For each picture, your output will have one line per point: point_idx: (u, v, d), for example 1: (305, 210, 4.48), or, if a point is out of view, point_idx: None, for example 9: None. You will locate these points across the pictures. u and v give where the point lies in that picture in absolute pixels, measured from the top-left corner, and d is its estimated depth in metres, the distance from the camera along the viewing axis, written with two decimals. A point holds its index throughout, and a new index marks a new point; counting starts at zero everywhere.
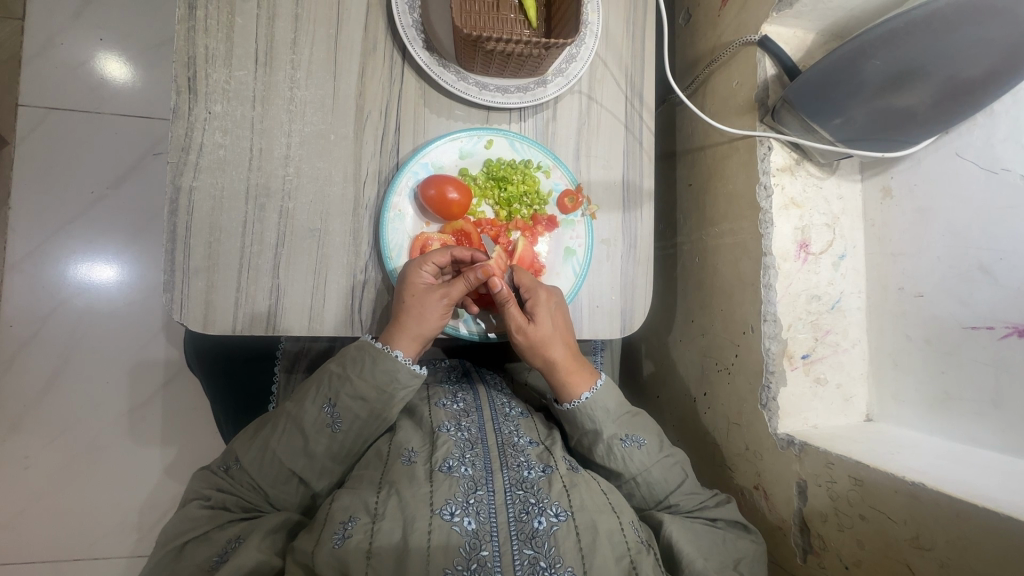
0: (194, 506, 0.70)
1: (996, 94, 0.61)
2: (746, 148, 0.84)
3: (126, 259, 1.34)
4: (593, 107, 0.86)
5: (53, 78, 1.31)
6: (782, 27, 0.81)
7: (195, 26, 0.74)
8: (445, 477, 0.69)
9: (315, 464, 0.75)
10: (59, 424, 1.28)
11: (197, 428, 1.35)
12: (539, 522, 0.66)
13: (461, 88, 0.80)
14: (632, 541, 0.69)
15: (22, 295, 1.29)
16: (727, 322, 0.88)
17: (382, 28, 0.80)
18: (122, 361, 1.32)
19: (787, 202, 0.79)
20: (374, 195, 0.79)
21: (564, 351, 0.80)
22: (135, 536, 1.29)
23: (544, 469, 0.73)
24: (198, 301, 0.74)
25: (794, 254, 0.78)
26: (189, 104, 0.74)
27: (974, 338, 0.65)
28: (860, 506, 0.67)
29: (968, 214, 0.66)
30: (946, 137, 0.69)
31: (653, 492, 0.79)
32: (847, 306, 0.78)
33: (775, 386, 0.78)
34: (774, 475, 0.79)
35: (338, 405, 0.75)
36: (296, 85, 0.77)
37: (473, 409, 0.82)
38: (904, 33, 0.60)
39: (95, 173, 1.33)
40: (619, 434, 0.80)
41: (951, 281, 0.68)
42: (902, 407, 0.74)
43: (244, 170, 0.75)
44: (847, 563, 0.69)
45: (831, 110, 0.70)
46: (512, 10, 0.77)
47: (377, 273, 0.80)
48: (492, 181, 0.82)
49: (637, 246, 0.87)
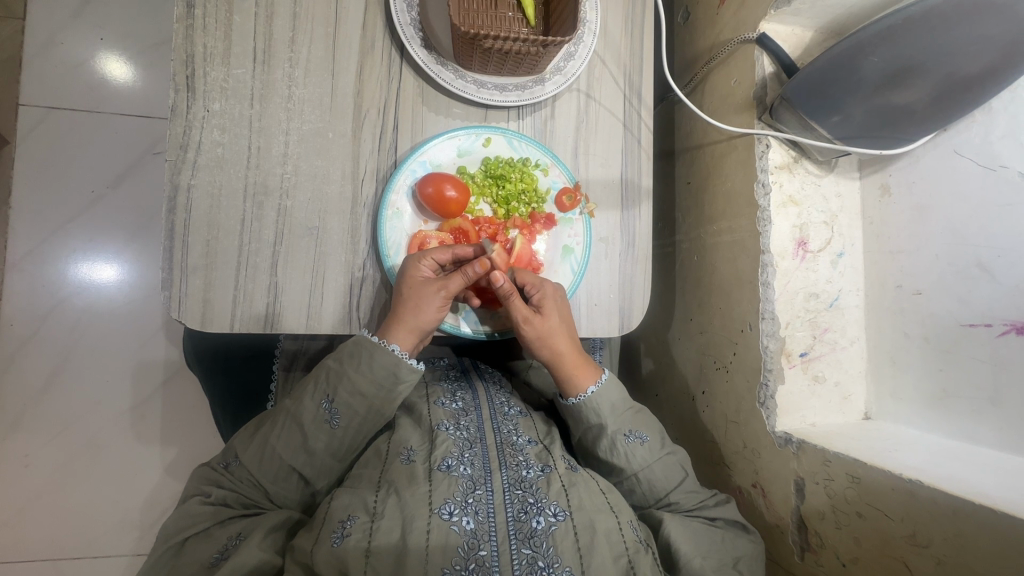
0: (195, 503, 0.70)
1: (993, 92, 0.61)
2: (744, 146, 0.84)
3: (126, 258, 1.35)
4: (591, 104, 0.86)
5: (54, 77, 1.32)
6: (780, 25, 0.81)
7: (193, 25, 0.74)
8: (444, 476, 0.69)
9: (315, 460, 0.75)
10: (59, 422, 1.29)
11: (196, 427, 1.35)
12: (538, 522, 0.66)
13: (459, 87, 0.80)
14: (631, 540, 0.68)
15: (23, 294, 1.30)
16: (725, 320, 0.88)
17: (381, 26, 0.80)
18: (122, 360, 1.32)
19: (785, 199, 0.79)
20: (373, 194, 0.80)
21: (568, 345, 0.80)
22: (135, 534, 1.29)
23: (544, 469, 0.73)
24: (196, 299, 0.74)
25: (792, 251, 0.78)
26: (187, 103, 0.74)
27: (972, 335, 0.65)
28: (857, 504, 0.67)
29: (966, 211, 0.66)
30: (944, 134, 0.69)
31: (654, 489, 0.79)
32: (845, 305, 0.78)
33: (774, 384, 0.78)
34: (773, 473, 0.79)
35: (337, 401, 0.75)
36: (294, 84, 0.77)
37: (472, 409, 0.82)
38: (902, 30, 0.60)
39: (95, 173, 1.33)
40: (623, 430, 0.80)
41: (949, 278, 0.67)
42: (900, 405, 0.74)
43: (241, 168, 0.75)
44: (844, 561, 0.68)
45: (830, 107, 0.70)
46: (510, 8, 0.77)
47: (375, 271, 0.80)
48: (491, 179, 0.82)
49: (635, 244, 0.87)
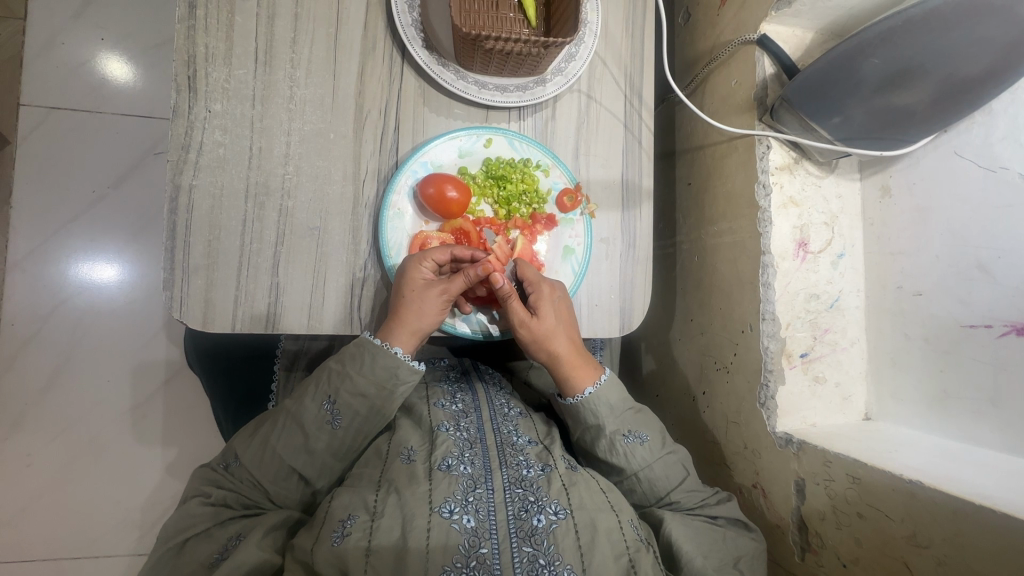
0: (195, 503, 0.70)
1: (993, 93, 0.62)
2: (745, 147, 0.84)
3: (126, 258, 1.35)
4: (592, 105, 0.86)
5: (54, 78, 1.32)
6: (781, 26, 0.81)
7: (195, 26, 0.74)
8: (444, 475, 0.69)
9: (316, 460, 0.75)
10: (60, 422, 1.29)
11: (197, 427, 1.35)
12: (538, 520, 0.66)
13: (460, 88, 0.80)
14: (631, 539, 0.68)
15: (24, 294, 1.30)
16: (726, 321, 0.88)
17: (382, 27, 0.80)
18: (122, 360, 1.33)
19: (786, 200, 0.79)
20: (374, 194, 0.80)
21: (568, 346, 0.80)
22: (135, 534, 1.29)
23: (544, 468, 0.73)
24: (198, 300, 0.74)
25: (793, 252, 0.78)
26: (189, 104, 0.74)
27: (972, 336, 0.65)
28: (858, 504, 0.67)
29: (966, 213, 0.66)
30: (944, 135, 0.69)
31: (655, 489, 0.79)
32: (846, 305, 0.78)
33: (774, 385, 0.78)
34: (773, 473, 0.79)
35: (338, 402, 0.75)
36: (295, 84, 0.77)
37: (472, 410, 0.82)
38: (901, 32, 0.61)
39: (96, 173, 1.33)
40: (622, 430, 0.80)
41: (950, 279, 0.68)
42: (900, 406, 0.74)
43: (243, 169, 0.75)
44: (845, 561, 0.69)
45: (830, 109, 0.70)
46: (511, 9, 0.77)
47: (376, 271, 0.80)
48: (491, 180, 0.82)
49: (635, 244, 0.87)
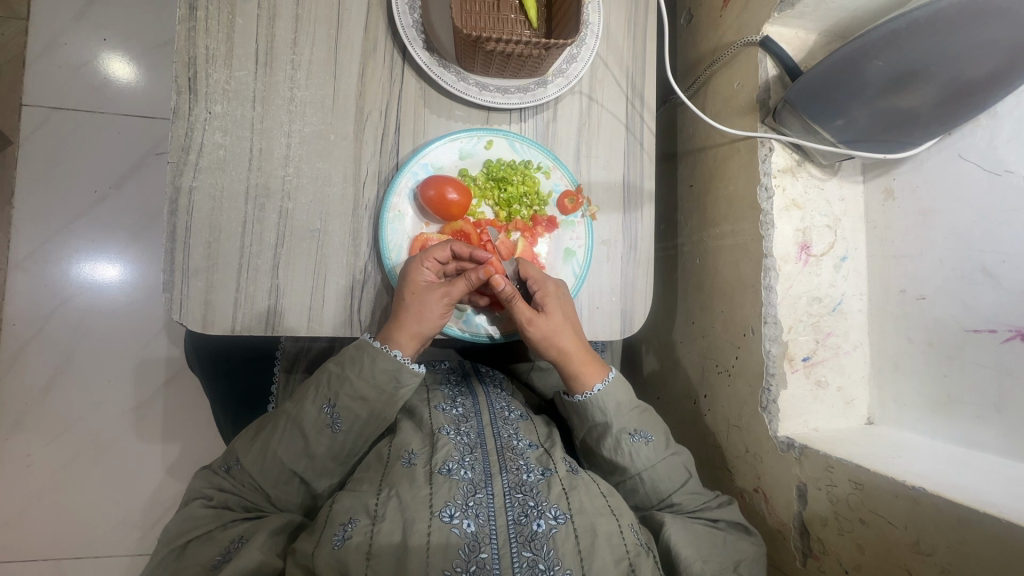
0: (197, 505, 0.70)
1: (999, 95, 0.61)
2: (747, 148, 0.83)
3: (127, 258, 1.35)
4: (593, 107, 0.86)
5: (57, 78, 1.32)
6: (784, 27, 0.80)
7: (195, 27, 0.74)
8: (444, 479, 0.69)
9: (316, 464, 0.75)
10: (61, 422, 1.29)
11: (197, 427, 1.35)
12: (539, 525, 0.66)
13: (461, 89, 0.80)
14: (632, 544, 0.68)
15: (24, 294, 1.30)
16: (728, 323, 0.88)
17: (383, 28, 0.79)
18: (123, 360, 1.33)
19: (788, 203, 0.78)
20: (374, 196, 0.79)
21: (574, 342, 0.80)
22: (135, 535, 1.29)
23: (544, 472, 0.73)
24: (198, 301, 0.74)
25: (795, 255, 0.78)
26: (189, 104, 0.74)
27: (976, 341, 0.65)
28: (860, 510, 0.66)
29: (969, 216, 0.66)
30: (948, 138, 0.69)
31: (657, 489, 0.79)
32: (849, 309, 0.78)
33: (776, 388, 0.77)
34: (774, 477, 0.79)
35: (338, 405, 0.74)
36: (296, 85, 0.77)
37: (472, 414, 0.81)
38: (907, 34, 0.60)
39: (98, 173, 1.33)
40: (628, 429, 0.79)
41: (954, 283, 0.67)
42: (903, 410, 0.74)
43: (243, 170, 0.75)
44: (847, 567, 0.68)
45: (833, 111, 0.69)
46: (512, 9, 0.76)
47: (376, 273, 0.79)
48: (492, 182, 0.82)
49: (637, 247, 0.86)
